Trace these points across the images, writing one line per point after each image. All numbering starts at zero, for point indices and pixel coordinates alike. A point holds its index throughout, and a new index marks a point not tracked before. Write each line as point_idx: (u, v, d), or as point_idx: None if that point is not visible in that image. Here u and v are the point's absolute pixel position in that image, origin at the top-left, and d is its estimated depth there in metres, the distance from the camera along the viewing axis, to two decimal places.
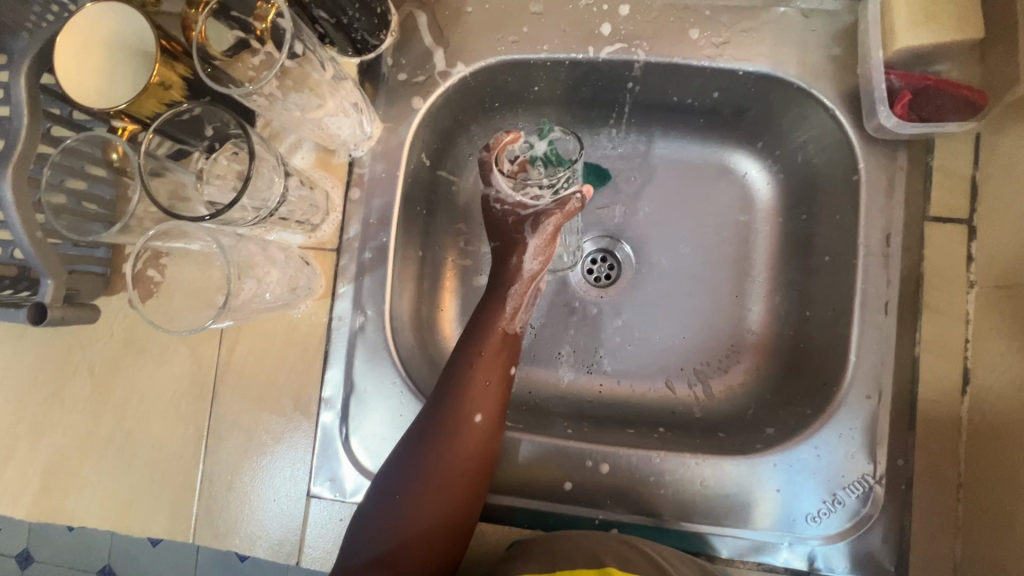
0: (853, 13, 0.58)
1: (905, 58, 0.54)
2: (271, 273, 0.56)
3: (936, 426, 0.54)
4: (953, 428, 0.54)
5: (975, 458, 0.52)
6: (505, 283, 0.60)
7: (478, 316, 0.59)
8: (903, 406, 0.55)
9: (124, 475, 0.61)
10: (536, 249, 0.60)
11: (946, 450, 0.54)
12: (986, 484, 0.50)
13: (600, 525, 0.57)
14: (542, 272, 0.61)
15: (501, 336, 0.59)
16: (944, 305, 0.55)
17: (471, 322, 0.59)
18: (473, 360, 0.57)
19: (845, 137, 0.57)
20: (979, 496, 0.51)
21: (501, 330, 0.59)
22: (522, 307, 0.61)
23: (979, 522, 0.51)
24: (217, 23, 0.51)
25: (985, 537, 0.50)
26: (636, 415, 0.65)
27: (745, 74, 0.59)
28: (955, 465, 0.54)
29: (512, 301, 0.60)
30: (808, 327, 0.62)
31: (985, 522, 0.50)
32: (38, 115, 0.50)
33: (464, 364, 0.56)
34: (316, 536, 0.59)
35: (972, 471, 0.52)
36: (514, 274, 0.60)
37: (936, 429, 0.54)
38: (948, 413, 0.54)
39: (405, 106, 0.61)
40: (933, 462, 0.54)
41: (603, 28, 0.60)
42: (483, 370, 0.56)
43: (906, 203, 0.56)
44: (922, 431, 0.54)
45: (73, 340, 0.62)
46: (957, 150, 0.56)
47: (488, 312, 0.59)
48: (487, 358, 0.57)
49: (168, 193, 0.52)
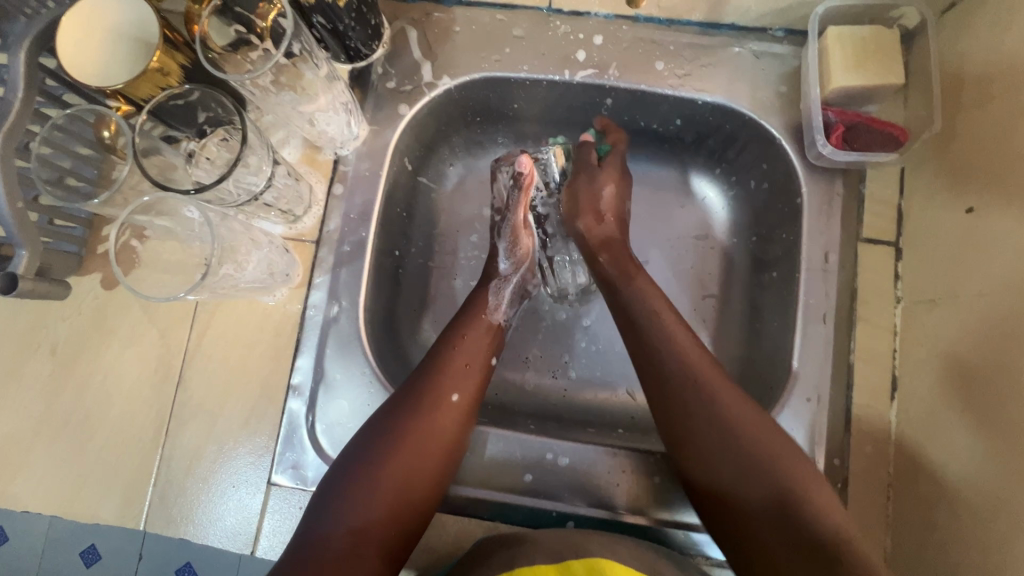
0: (798, 58, 0.65)
1: (839, 98, 0.61)
2: (250, 257, 0.58)
3: (663, 342, 0.56)
4: (670, 345, 0.55)
5: (712, 366, 0.54)
6: (486, 279, 0.66)
7: (464, 308, 0.63)
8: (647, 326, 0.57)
9: (78, 458, 0.60)
10: (506, 250, 0.67)
11: (658, 368, 0.55)
12: (728, 390, 0.53)
13: (558, 518, 0.58)
14: (516, 274, 0.67)
15: (485, 326, 0.62)
16: (876, 318, 0.60)
17: (457, 312, 0.63)
18: (456, 344, 0.60)
19: (788, 165, 0.64)
20: (720, 402, 0.52)
21: (487, 320, 0.63)
22: (504, 302, 0.65)
23: (711, 436, 0.51)
24: (221, 19, 0.54)
25: (739, 439, 0.50)
26: (597, 417, 0.68)
27: (704, 103, 0.65)
28: (661, 385, 0.54)
29: (493, 295, 0.64)
30: (626, 250, 0.64)
31: (726, 428, 0.50)
32: (33, 91, 0.52)
33: (447, 346, 0.59)
34: (273, 525, 0.59)
35: (694, 380, 0.53)
36: (490, 271, 0.66)
37: (658, 345, 0.56)
38: (664, 329, 0.56)
39: (392, 112, 0.65)
40: (683, 380, 0.53)
41: (578, 54, 0.65)
42: (465, 353, 0.59)
43: (843, 226, 0.62)
44: (656, 355, 0.56)
45: (38, 317, 0.61)
46: (885, 181, 0.63)
47: (477, 302, 0.63)
48: (470, 342, 0.60)
49: (158, 170, 0.57)
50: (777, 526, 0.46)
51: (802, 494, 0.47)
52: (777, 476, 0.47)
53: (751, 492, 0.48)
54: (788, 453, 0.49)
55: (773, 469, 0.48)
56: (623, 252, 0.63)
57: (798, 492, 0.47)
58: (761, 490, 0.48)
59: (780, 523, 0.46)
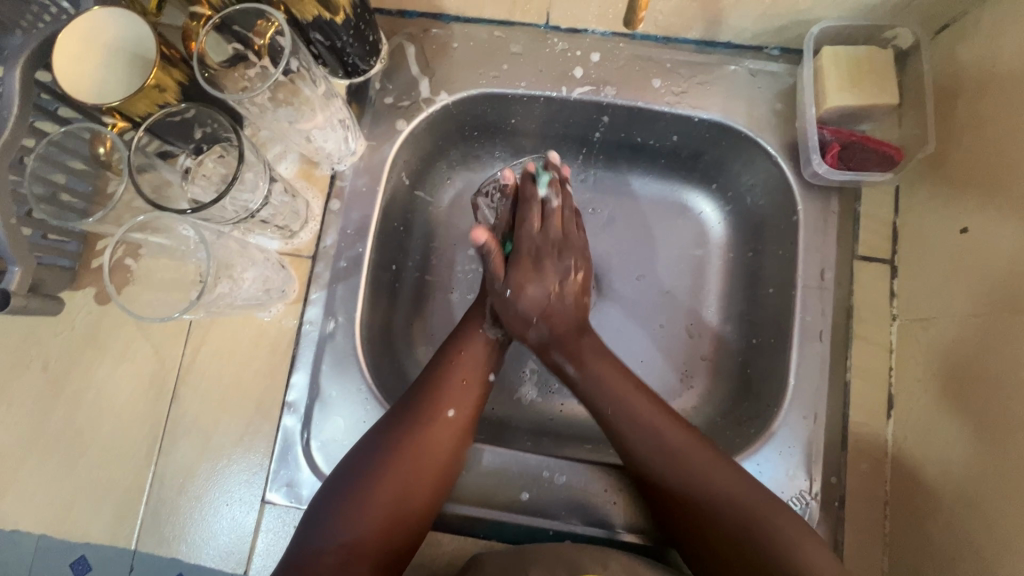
0: (793, 76, 0.65)
1: (834, 117, 0.62)
2: (246, 274, 0.57)
3: (616, 411, 0.57)
4: (625, 415, 0.56)
5: (672, 422, 0.56)
6: (481, 292, 0.66)
7: (463, 321, 0.63)
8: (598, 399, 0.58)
9: (70, 476, 0.59)
10: None
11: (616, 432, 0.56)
12: (693, 443, 0.54)
13: (555, 536, 0.58)
14: None
15: (484, 340, 0.62)
16: (872, 336, 0.61)
17: (456, 326, 0.63)
18: (454, 358, 0.59)
19: (784, 182, 0.64)
20: (674, 451, 0.54)
21: (486, 334, 0.62)
22: None
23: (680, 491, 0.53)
24: (218, 36, 0.54)
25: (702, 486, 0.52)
26: (594, 433, 0.68)
27: (700, 121, 0.65)
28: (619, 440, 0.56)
29: (489, 307, 0.64)
30: (573, 333, 0.61)
31: (683, 472, 0.53)
32: (28, 106, 0.51)
33: (444, 361, 0.59)
34: (266, 544, 0.58)
35: (651, 444, 0.55)
36: (486, 284, 0.66)
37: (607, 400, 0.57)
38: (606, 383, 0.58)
39: (389, 127, 0.65)
40: (637, 441, 0.55)
41: (576, 71, 0.65)
42: (461, 368, 0.59)
43: (839, 243, 0.62)
44: (605, 413, 0.57)
45: (31, 332, 0.61)
46: (880, 199, 0.63)
47: (473, 315, 0.63)
48: (467, 357, 0.60)
49: (151, 187, 0.55)
50: (749, 562, 0.49)
51: (773, 531, 0.49)
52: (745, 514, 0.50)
53: (715, 525, 0.51)
54: (749, 490, 0.52)
55: (743, 507, 0.51)
56: (570, 341, 0.61)
57: (760, 523, 0.50)
58: (733, 528, 0.50)
59: (744, 560, 0.49)
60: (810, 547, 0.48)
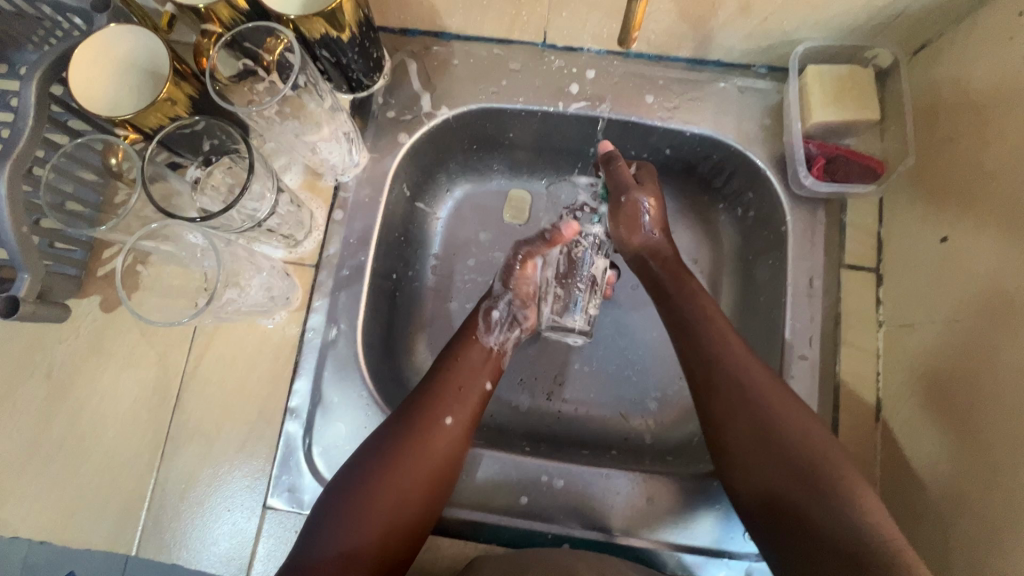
0: (780, 93, 0.68)
1: (820, 131, 0.65)
2: (251, 281, 0.59)
3: (714, 341, 0.57)
4: (720, 353, 0.56)
5: (767, 372, 0.55)
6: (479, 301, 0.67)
7: (461, 333, 0.64)
8: (699, 329, 0.58)
9: (72, 482, 0.60)
10: (507, 274, 0.67)
11: (709, 364, 0.56)
12: (780, 393, 0.53)
13: (553, 539, 0.59)
14: (510, 297, 0.67)
15: (481, 350, 0.63)
16: (860, 341, 0.63)
17: (453, 338, 0.64)
18: (451, 367, 0.60)
19: (774, 194, 0.66)
20: (758, 397, 0.53)
21: (480, 343, 0.63)
22: (496, 326, 0.66)
23: (743, 438, 0.52)
24: (228, 52, 0.56)
25: (779, 438, 0.51)
26: (591, 439, 0.69)
27: (692, 135, 0.68)
28: (707, 380, 0.56)
29: (482, 320, 0.65)
30: (681, 263, 0.65)
31: (762, 420, 0.52)
32: (43, 119, 0.53)
33: (442, 370, 0.60)
34: (267, 549, 0.58)
35: (743, 383, 0.54)
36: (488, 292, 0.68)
37: (708, 341, 0.57)
38: (707, 321, 0.59)
39: (392, 140, 0.68)
40: (721, 377, 0.55)
41: (571, 87, 0.68)
42: (459, 376, 0.60)
43: (826, 252, 0.64)
44: (701, 345, 0.57)
45: (35, 340, 0.62)
46: (864, 209, 0.66)
47: (469, 326, 0.65)
48: (463, 366, 0.61)
49: (160, 196, 0.58)
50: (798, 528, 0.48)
51: (829, 490, 0.47)
52: (806, 474, 0.49)
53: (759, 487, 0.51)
54: (824, 446, 0.50)
55: (806, 462, 0.49)
56: (674, 263, 0.64)
57: (824, 484, 0.48)
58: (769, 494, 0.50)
59: (802, 521, 0.48)
60: (870, 510, 0.46)
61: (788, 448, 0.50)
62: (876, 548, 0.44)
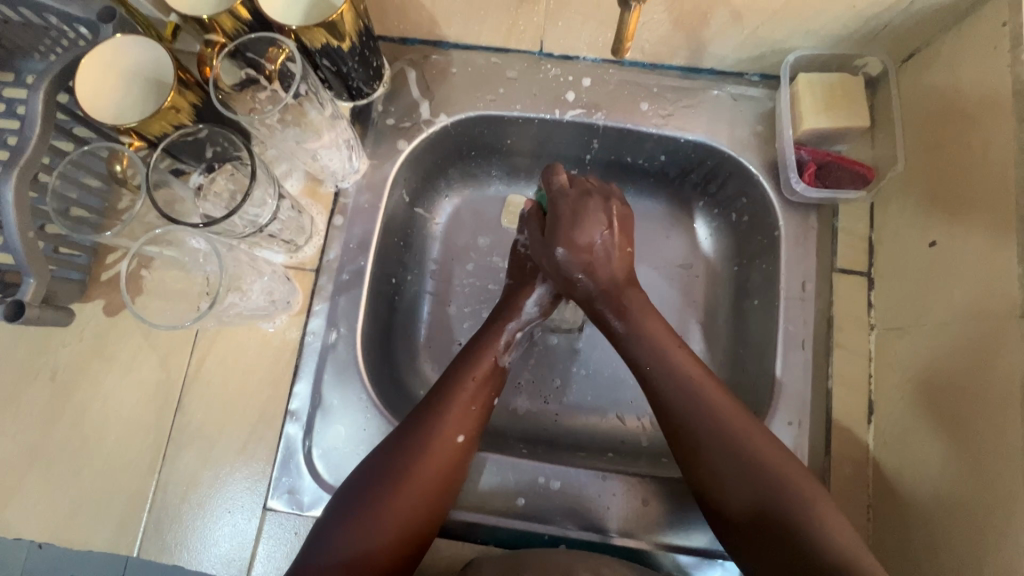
0: (772, 100, 0.69)
1: (811, 138, 0.66)
2: (252, 286, 0.61)
3: (663, 367, 0.58)
4: (674, 379, 0.57)
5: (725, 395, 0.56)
6: (506, 315, 0.66)
7: (473, 344, 0.64)
8: (645, 355, 0.59)
9: (74, 484, 0.60)
10: (540, 297, 0.67)
11: (663, 390, 0.57)
12: (741, 417, 0.54)
13: (550, 541, 0.59)
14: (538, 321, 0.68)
15: (493, 365, 0.63)
16: (852, 344, 0.63)
17: (466, 349, 0.63)
18: (465, 381, 0.60)
19: (767, 200, 0.68)
20: (724, 421, 0.54)
21: (494, 360, 0.63)
22: (511, 346, 0.66)
23: (723, 456, 0.53)
24: (230, 61, 0.57)
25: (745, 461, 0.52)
26: (588, 441, 0.70)
27: (686, 141, 0.69)
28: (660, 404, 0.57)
29: (506, 336, 0.65)
30: (617, 290, 0.63)
31: (731, 443, 0.53)
32: (50, 127, 0.54)
33: (454, 384, 0.60)
34: (266, 551, 0.59)
35: (708, 406, 0.55)
36: (513, 309, 0.66)
37: (664, 369, 0.58)
38: (660, 346, 0.59)
39: (391, 147, 0.69)
40: (677, 401, 0.56)
41: (568, 95, 0.69)
42: (471, 393, 0.60)
43: (818, 257, 0.66)
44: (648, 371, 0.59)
45: (39, 344, 0.63)
46: (856, 214, 0.67)
47: (487, 339, 0.64)
48: (477, 382, 0.61)
49: (164, 201, 0.60)
50: (779, 544, 0.48)
51: (799, 512, 0.48)
52: (783, 494, 0.49)
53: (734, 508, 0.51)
54: (789, 467, 0.51)
55: (772, 485, 0.50)
56: (616, 296, 0.63)
57: (794, 506, 0.49)
58: (751, 512, 0.50)
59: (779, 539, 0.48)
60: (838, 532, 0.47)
61: (763, 468, 0.51)
62: (863, 562, 0.45)
